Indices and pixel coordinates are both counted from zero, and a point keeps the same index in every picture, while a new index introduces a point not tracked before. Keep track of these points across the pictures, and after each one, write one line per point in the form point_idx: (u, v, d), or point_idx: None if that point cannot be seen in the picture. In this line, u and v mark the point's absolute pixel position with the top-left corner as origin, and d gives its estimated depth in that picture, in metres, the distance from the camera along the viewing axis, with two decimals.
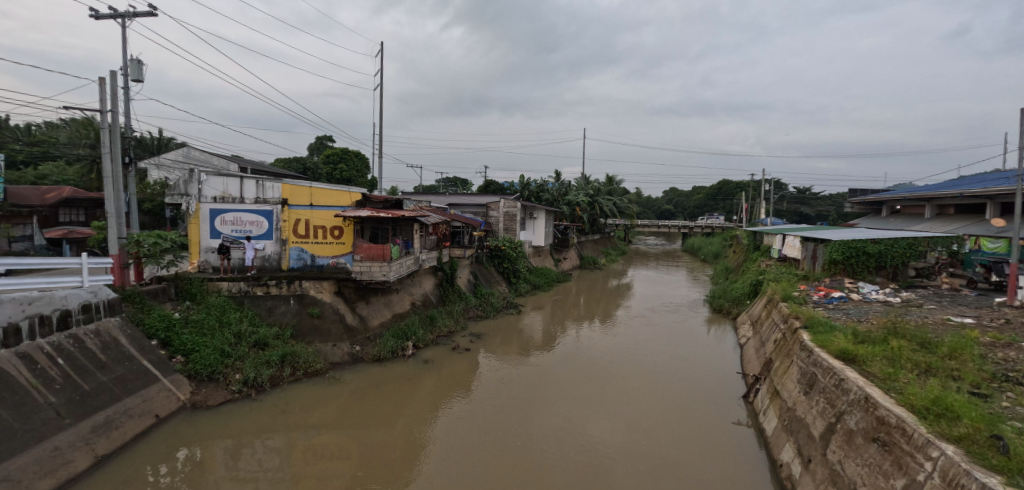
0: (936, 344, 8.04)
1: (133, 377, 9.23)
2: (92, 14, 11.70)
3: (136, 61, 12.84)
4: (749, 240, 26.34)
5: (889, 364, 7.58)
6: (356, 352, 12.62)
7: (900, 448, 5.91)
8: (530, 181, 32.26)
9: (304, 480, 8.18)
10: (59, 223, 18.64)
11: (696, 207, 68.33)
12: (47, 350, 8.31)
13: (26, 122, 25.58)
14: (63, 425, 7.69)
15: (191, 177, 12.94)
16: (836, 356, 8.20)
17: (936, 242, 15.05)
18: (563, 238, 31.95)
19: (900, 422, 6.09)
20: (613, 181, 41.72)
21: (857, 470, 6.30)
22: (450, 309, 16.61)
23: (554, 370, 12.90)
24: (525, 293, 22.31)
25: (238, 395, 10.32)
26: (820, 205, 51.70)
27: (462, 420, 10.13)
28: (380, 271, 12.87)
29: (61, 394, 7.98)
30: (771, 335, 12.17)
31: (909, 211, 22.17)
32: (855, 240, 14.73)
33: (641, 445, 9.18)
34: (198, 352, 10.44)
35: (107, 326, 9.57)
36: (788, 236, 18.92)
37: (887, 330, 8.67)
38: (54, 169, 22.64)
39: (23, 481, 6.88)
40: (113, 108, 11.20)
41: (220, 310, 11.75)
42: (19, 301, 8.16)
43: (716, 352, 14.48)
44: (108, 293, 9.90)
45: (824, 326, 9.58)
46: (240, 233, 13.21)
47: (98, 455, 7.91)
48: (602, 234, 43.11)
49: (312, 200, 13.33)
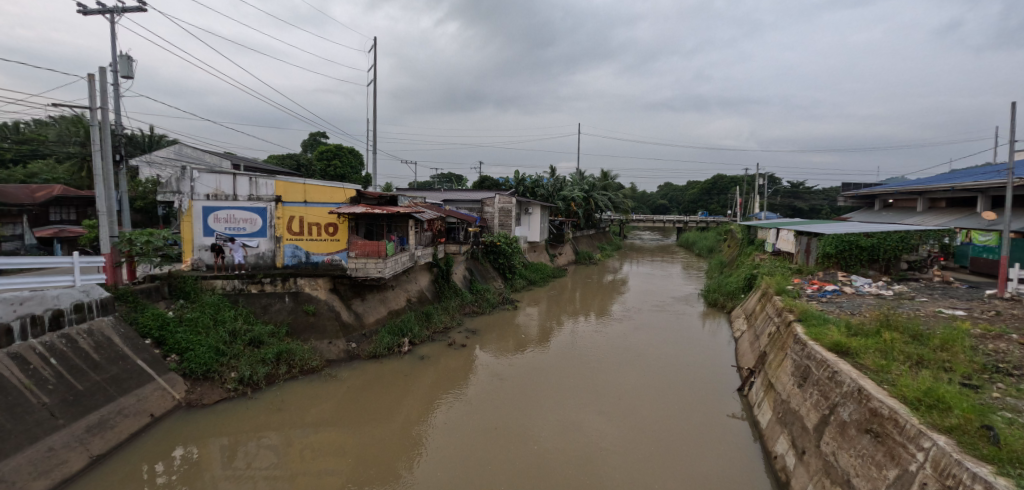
0: (928, 336, 8.12)
1: (128, 376, 9.19)
2: (81, 10, 11.62)
3: (126, 57, 12.69)
4: (743, 233, 26.59)
5: (882, 356, 7.67)
6: (351, 349, 12.60)
7: (891, 439, 5.99)
8: (525, 177, 32.68)
9: (301, 479, 8.15)
10: (51, 223, 18.42)
11: (691, 202, 68.58)
12: (40, 351, 8.24)
13: (15, 121, 25.33)
14: (57, 426, 7.65)
15: (183, 174, 12.81)
16: (830, 348, 8.29)
17: (929, 236, 14.78)
18: (558, 233, 32.23)
19: (892, 413, 6.15)
20: (608, 177, 42.19)
21: (850, 461, 6.37)
22: (446, 305, 16.63)
23: (552, 367, 12.81)
24: (521, 288, 22.41)
25: (233, 393, 10.27)
26: (814, 199, 52.90)
27: (461, 417, 10.14)
28: (375, 267, 12.73)
29: (54, 395, 7.94)
30: (764, 329, 12.30)
31: (902, 203, 22.38)
32: (848, 234, 14.84)
33: (641, 443, 9.10)
34: (192, 350, 10.40)
35: (100, 326, 9.51)
36: (782, 230, 19.06)
37: (880, 322, 8.76)
38: (44, 167, 22.37)
39: (18, 482, 6.84)
40: (103, 106, 11.03)
41: (214, 308, 11.70)
42: (10, 300, 8.04)
43: (711, 346, 14.54)
44: (101, 293, 9.82)
45: (817, 319, 9.65)
46: (232, 231, 13.09)
47: (93, 456, 7.85)
48: (597, 230, 43.18)
49: (306, 197, 13.29)
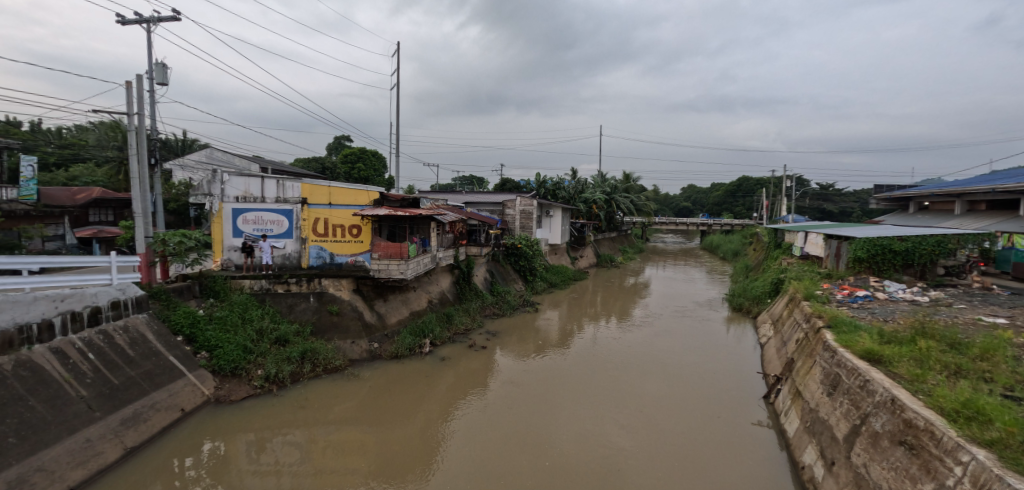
0: (967, 345, 7.77)
1: (161, 372, 9.52)
2: (120, 20, 12.13)
3: (162, 64, 13.18)
4: (770, 237, 25.99)
5: (917, 365, 7.40)
6: (374, 349, 12.77)
7: (927, 452, 5.76)
8: (546, 179, 32.60)
9: (324, 476, 8.29)
10: (90, 223, 19.25)
11: (715, 204, 67.39)
12: (79, 346, 8.59)
13: (58, 126, 26.56)
14: (94, 418, 7.96)
15: (214, 177, 13.19)
16: (861, 356, 8.02)
17: (966, 240, 14.25)
18: (579, 235, 32.14)
19: (928, 425, 5.92)
20: (630, 179, 41.87)
21: (882, 473, 6.15)
22: (467, 307, 16.71)
23: (572, 372, 12.73)
24: (542, 291, 22.39)
25: (260, 390, 10.53)
26: (844, 200, 51.51)
27: (481, 420, 10.15)
28: (398, 269, 12.88)
29: (92, 388, 8.25)
30: (792, 335, 11.97)
31: (938, 206, 21.55)
32: (880, 238, 14.35)
33: (663, 452, 8.95)
34: (222, 348, 10.72)
35: (135, 323, 9.88)
36: (810, 233, 18.48)
37: (915, 330, 8.41)
38: (85, 170, 23.39)
39: (56, 472, 7.13)
40: (140, 112, 11.48)
41: (242, 307, 12.02)
42: (52, 298, 8.40)
43: (735, 352, 14.23)
44: (137, 291, 10.20)
45: (848, 326, 9.34)
46: (261, 232, 13.44)
47: (127, 448, 8.15)
48: (619, 232, 42.86)
49: (331, 199, 13.55)
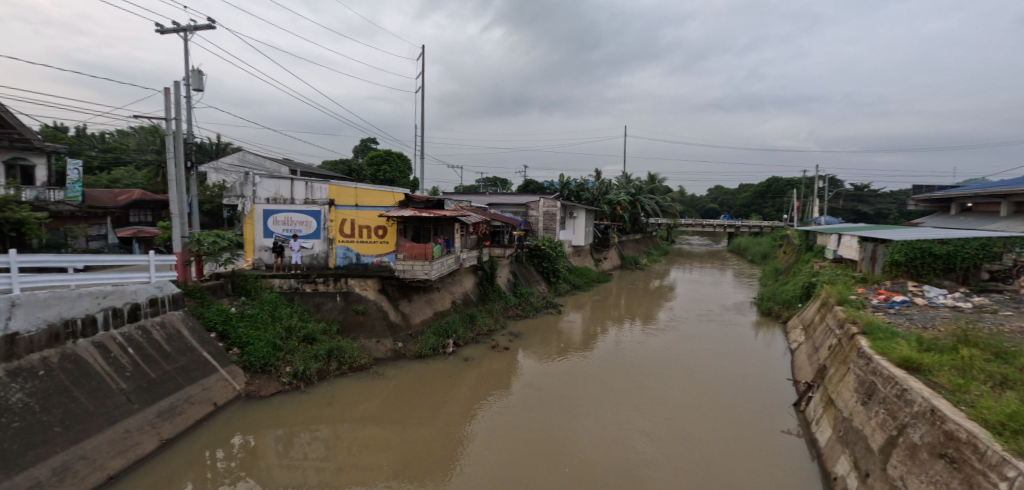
0: (1014, 354, 7.36)
1: (195, 367, 9.84)
2: (159, 29, 12.64)
3: (198, 71, 13.66)
4: (801, 239, 25.23)
5: (959, 375, 7.06)
6: (398, 348, 12.93)
7: (970, 465, 5.49)
8: (570, 181, 32.44)
9: (348, 472, 8.42)
10: (131, 223, 20.10)
11: (743, 205, 65.84)
12: (119, 341, 8.95)
13: (101, 131, 27.85)
14: (133, 410, 8.29)
15: (246, 179, 13.58)
16: (898, 364, 7.69)
17: (1013, 243, 13.58)
18: (603, 237, 31.87)
19: (971, 438, 5.64)
20: (655, 180, 41.29)
21: (921, 486, 5.89)
22: (490, 308, 16.76)
23: (595, 375, 12.62)
24: (565, 292, 22.27)
25: (288, 386, 10.79)
26: (880, 202, 49.61)
27: (503, 422, 10.15)
28: (422, 269, 13.01)
29: (130, 381, 8.59)
30: (824, 341, 11.57)
31: (982, 208, 20.55)
32: (919, 240, 13.77)
33: (688, 459, 8.79)
34: (252, 345, 11.02)
35: (171, 319, 10.25)
36: (844, 235, 17.85)
37: (957, 338, 8.03)
38: (126, 173, 24.44)
39: (98, 460, 7.45)
40: (177, 116, 11.92)
41: (272, 305, 12.35)
42: (96, 294, 8.78)
43: (764, 358, 13.85)
44: (173, 288, 10.58)
45: (884, 333, 8.97)
46: (290, 232, 13.78)
47: (163, 439, 8.47)
48: (644, 234, 42.30)
49: (357, 200, 13.77)
